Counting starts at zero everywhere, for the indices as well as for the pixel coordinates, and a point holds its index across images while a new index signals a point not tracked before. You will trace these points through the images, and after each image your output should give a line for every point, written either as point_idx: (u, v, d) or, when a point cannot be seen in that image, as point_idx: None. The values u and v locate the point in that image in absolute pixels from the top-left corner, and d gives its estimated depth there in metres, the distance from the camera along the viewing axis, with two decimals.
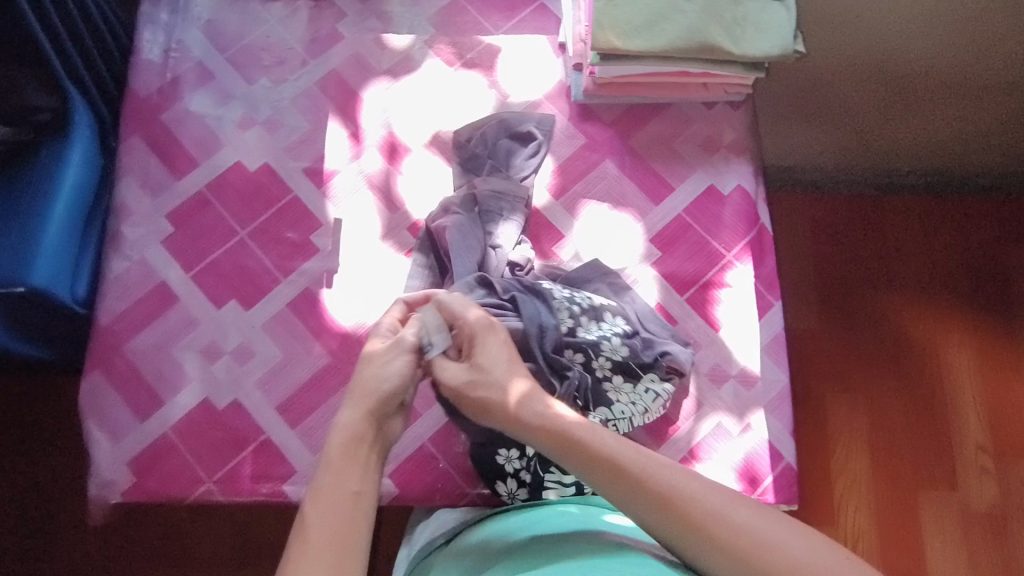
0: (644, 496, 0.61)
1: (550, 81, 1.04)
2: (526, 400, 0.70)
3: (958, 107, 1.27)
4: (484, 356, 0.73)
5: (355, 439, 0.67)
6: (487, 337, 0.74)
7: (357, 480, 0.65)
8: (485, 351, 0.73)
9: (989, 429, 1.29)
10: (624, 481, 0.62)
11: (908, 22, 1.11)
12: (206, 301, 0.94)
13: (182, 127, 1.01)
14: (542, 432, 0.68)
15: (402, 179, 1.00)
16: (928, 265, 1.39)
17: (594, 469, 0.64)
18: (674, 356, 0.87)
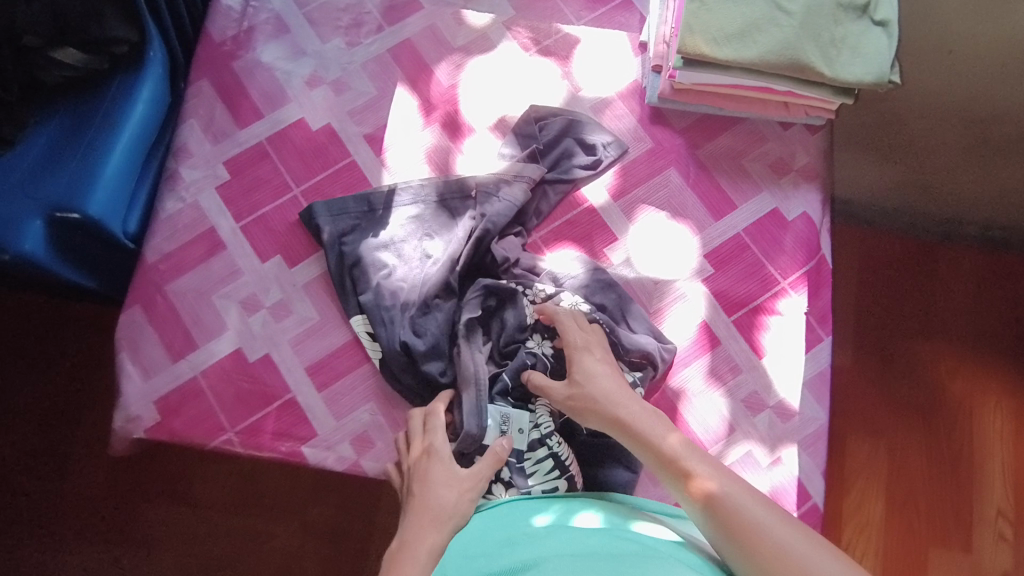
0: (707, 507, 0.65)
1: (625, 80, 1.01)
2: (618, 408, 0.75)
3: None
4: (582, 370, 0.79)
5: (423, 543, 0.71)
6: (583, 355, 0.80)
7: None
8: (585, 365, 0.79)
9: (1013, 496, 1.25)
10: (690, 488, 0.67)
11: None
12: (251, 253, 0.94)
13: (251, 77, 1.01)
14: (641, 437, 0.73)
15: (461, 158, 0.98)
16: (979, 320, 1.33)
17: (671, 471, 0.69)
18: (642, 347, 0.86)
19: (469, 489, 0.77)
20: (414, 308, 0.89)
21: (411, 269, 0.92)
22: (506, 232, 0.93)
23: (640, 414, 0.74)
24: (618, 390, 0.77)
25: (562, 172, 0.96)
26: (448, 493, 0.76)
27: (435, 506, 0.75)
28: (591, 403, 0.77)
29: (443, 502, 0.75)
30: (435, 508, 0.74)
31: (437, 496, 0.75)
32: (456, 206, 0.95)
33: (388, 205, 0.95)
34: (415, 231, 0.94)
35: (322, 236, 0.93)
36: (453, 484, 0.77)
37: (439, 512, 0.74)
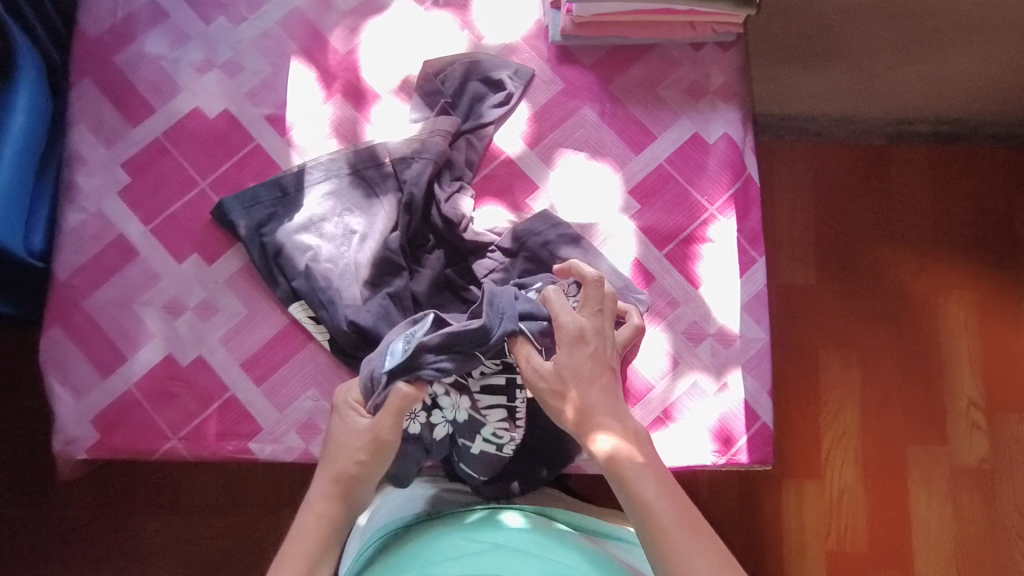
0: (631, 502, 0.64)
1: (528, 21, 0.97)
2: (596, 425, 0.68)
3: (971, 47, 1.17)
4: (571, 361, 0.71)
5: (321, 518, 0.68)
6: (576, 347, 0.71)
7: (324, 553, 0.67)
8: (577, 360, 0.71)
9: (981, 384, 1.26)
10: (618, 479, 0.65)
11: None
12: (166, 255, 0.91)
13: (136, 70, 0.96)
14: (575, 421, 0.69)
15: (369, 126, 0.94)
16: (930, 217, 1.33)
17: (630, 501, 0.64)
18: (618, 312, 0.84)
19: (376, 455, 0.70)
20: (356, 289, 0.87)
21: (336, 247, 0.89)
22: (448, 190, 0.90)
23: (615, 440, 0.67)
24: (602, 399, 0.70)
25: (475, 119, 0.93)
26: (352, 462, 0.70)
27: (337, 474, 0.70)
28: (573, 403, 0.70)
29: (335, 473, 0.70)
30: (336, 478, 0.69)
31: (336, 464, 0.70)
32: (372, 176, 0.91)
33: (300, 185, 0.91)
34: (335, 208, 0.90)
35: (238, 231, 0.89)
36: (359, 450, 0.70)
37: (340, 485, 0.69)
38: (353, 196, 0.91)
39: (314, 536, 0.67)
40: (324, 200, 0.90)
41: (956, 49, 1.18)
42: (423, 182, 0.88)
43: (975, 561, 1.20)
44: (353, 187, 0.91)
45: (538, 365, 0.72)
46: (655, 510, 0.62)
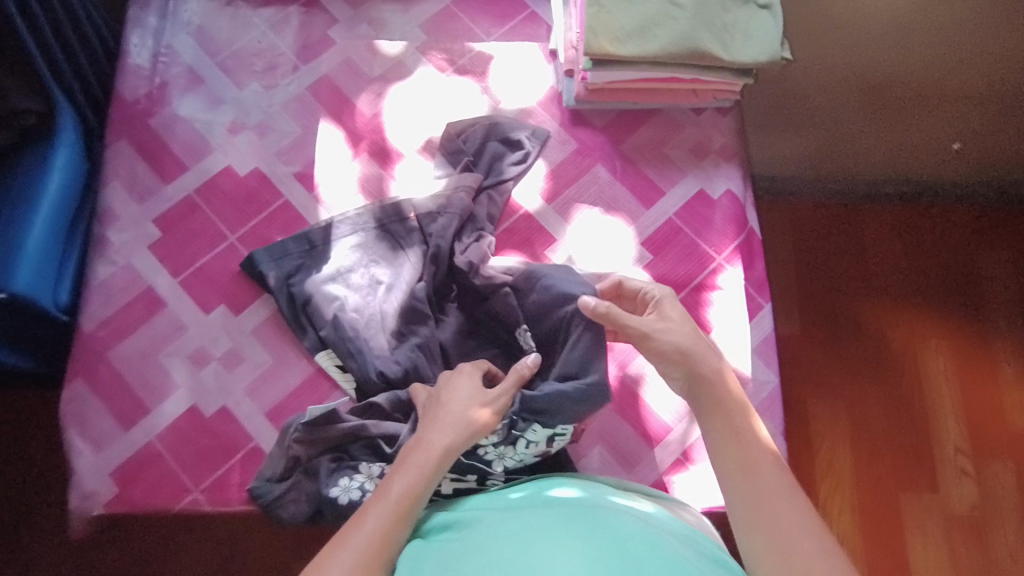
0: (734, 454, 0.65)
1: (542, 87, 1.05)
2: (706, 362, 0.71)
3: (932, 113, 1.31)
4: (668, 311, 0.76)
5: (429, 443, 0.67)
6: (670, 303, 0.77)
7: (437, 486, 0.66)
8: (670, 310, 0.76)
9: (966, 431, 1.31)
10: (726, 431, 0.66)
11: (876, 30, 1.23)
12: (193, 306, 0.93)
13: (170, 132, 1.00)
14: (683, 367, 0.71)
15: (395, 183, 0.99)
16: (907, 270, 1.41)
17: (731, 450, 0.65)
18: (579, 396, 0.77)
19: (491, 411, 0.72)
20: (382, 337, 0.90)
21: (362, 296, 0.92)
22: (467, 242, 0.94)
23: (737, 399, 0.68)
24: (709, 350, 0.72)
25: (496, 175, 0.98)
26: (466, 402, 0.71)
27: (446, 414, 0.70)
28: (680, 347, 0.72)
29: (446, 414, 0.70)
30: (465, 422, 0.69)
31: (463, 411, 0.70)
32: (397, 230, 0.95)
33: (328, 239, 0.95)
34: (361, 259, 0.94)
35: (268, 281, 0.92)
36: (464, 399, 0.72)
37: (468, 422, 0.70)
38: (379, 247, 0.94)
39: (419, 470, 0.65)
40: (352, 253, 0.94)
41: (915, 119, 1.33)
42: (444, 235, 0.92)
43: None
44: (380, 239, 0.95)
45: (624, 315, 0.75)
46: (758, 463, 0.63)
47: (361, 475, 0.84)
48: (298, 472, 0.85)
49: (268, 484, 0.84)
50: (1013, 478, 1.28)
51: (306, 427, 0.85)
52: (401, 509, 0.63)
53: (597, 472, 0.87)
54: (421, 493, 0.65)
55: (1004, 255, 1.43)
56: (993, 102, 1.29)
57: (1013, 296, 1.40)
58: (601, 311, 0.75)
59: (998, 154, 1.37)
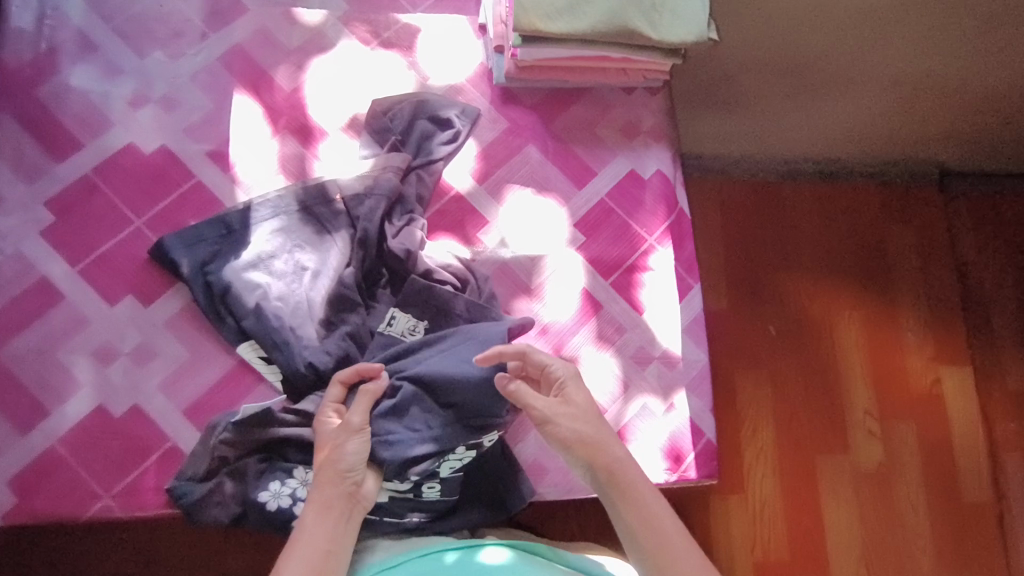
0: (642, 534, 0.71)
1: (472, 63, 1.02)
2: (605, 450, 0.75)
3: (847, 98, 1.33)
4: (573, 394, 0.77)
5: (322, 499, 0.72)
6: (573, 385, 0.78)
7: (327, 534, 0.70)
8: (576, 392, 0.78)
9: (873, 394, 1.39)
10: (630, 512, 0.72)
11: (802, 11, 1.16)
12: (96, 298, 0.85)
13: (61, 105, 0.91)
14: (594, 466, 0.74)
15: (318, 163, 0.94)
16: (822, 245, 1.48)
17: (635, 530, 0.71)
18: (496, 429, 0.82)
19: (343, 439, 0.74)
20: (308, 326, 0.85)
21: (287, 284, 0.86)
22: (396, 225, 0.90)
23: (630, 478, 0.74)
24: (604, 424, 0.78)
25: (425, 155, 0.95)
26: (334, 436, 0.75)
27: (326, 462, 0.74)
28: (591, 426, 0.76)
29: (328, 463, 0.73)
30: (322, 467, 0.73)
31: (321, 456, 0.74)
32: (323, 213, 0.90)
33: (246, 223, 0.88)
34: (284, 244, 0.88)
35: (181, 270, 0.85)
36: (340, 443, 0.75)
37: (331, 465, 0.73)
38: (304, 231, 0.89)
39: (317, 526, 0.70)
40: (275, 238, 0.88)
41: (831, 101, 1.34)
42: (372, 220, 0.89)
43: (883, 553, 1.31)
44: (303, 222, 0.89)
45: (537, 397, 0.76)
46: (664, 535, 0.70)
47: (293, 479, 0.80)
48: (223, 472, 0.81)
49: (190, 484, 0.80)
50: (914, 436, 1.37)
51: (235, 426, 0.81)
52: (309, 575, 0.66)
53: (533, 456, 0.87)
54: (327, 543, 0.69)
55: (910, 230, 1.51)
56: (907, 85, 1.30)
57: (917, 266, 1.49)
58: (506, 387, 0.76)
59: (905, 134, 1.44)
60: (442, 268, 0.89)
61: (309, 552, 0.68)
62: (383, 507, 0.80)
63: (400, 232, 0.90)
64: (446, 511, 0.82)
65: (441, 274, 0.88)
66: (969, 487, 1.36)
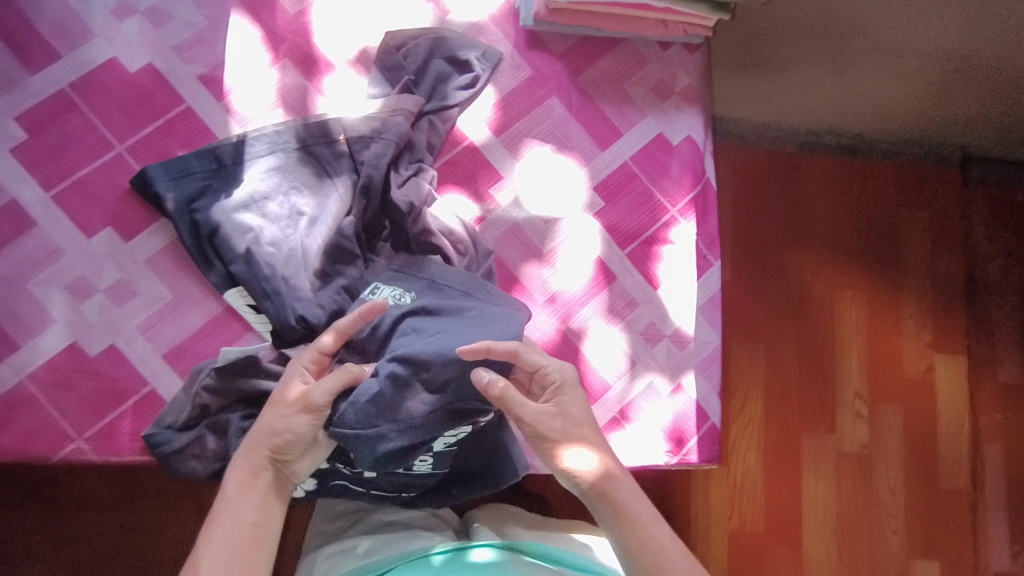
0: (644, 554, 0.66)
1: (497, 1, 0.92)
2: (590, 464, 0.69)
3: (881, 68, 1.25)
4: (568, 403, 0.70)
5: (250, 470, 0.66)
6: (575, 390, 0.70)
7: (252, 509, 0.64)
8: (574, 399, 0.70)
9: (867, 376, 1.36)
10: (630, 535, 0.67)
11: None
12: (72, 228, 0.78)
13: (38, 8, 0.81)
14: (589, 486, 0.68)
15: (321, 98, 0.86)
16: (837, 221, 1.40)
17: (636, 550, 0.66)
18: None
19: (292, 410, 0.65)
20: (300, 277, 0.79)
21: (281, 229, 0.79)
22: (402, 174, 0.83)
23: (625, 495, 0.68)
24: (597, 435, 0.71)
25: (439, 100, 0.87)
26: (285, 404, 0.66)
27: (265, 433, 0.66)
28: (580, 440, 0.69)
29: (268, 434, 0.66)
30: (260, 436, 0.66)
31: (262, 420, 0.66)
32: (324, 154, 0.82)
33: (239, 158, 0.81)
34: (280, 185, 0.81)
35: (165, 205, 0.78)
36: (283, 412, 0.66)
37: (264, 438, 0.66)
38: (303, 173, 0.82)
39: (243, 503, 0.64)
40: (271, 178, 0.81)
41: (865, 71, 1.26)
42: (377, 166, 0.81)
43: (857, 531, 1.31)
44: (303, 162, 0.82)
45: (526, 409, 0.68)
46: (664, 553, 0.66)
47: None
48: (203, 425, 0.76)
49: (169, 433, 0.75)
50: (901, 420, 1.35)
51: (219, 373, 0.76)
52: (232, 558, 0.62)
53: None
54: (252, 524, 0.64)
55: (924, 213, 1.42)
56: (951, 58, 1.22)
57: (930, 254, 1.42)
58: (490, 390, 0.66)
59: (938, 113, 1.36)
60: (444, 232, 0.82)
61: (232, 532, 0.63)
62: (370, 481, 0.77)
63: (406, 183, 0.83)
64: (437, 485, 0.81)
65: (440, 240, 0.81)
66: (949, 474, 1.35)
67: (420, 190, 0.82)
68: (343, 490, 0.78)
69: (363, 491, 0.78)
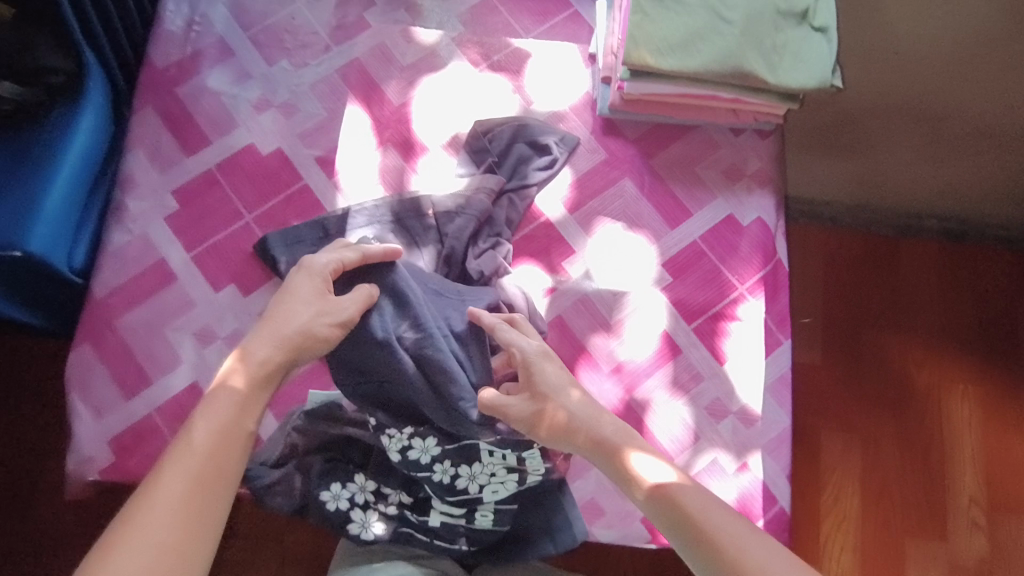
0: (678, 520, 0.64)
1: (576, 92, 1.02)
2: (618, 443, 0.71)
3: (982, 154, 1.18)
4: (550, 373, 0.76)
5: (264, 358, 0.69)
6: (546, 361, 0.77)
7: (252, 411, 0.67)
8: (545, 369, 0.76)
9: (983, 481, 1.24)
10: (664, 508, 0.66)
11: (948, 57, 1.03)
12: (204, 284, 0.92)
13: (197, 104, 0.99)
14: (618, 470, 0.70)
15: (416, 177, 0.97)
16: (940, 309, 1.33)
17: (673, 519, 0.65)
18: None
19: (314, 313, 0.73)
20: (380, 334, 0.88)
21: None
22: (479, 245, 0.92)
23: (650, 466, 0.69)
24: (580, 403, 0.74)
25: (519, 179, 0.96)
26: (305, 306, 0.73)
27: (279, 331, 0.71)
28: (591, 436, 0.72)
29: (282, 333, 0.71)
30: (274, 334, 0.71)
31: (278, 320, 0.72)
32: (413, 226, 0.93)
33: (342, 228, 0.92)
34: None
35: (279, 267, 0.91)
36: (300, 311, 0.72)
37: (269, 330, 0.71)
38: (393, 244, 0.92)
39: (248, 399, 0.67)
40: None
41: (965, 157, 1.19)
42: (458, 239, 0.91)
43: None
44: (394, 236, 0.92)
45: (513, 401, 0.75)
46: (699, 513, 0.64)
47: (355, 483, 0.82)
48: (291, 463, 0.84)
49: (262, 468, 0.84)
50: None
51: (308, 415, 0.85)
52: (220, 438, 0.63)
53: (591, 495, 0.85)
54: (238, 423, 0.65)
55: None
56: None
57: None
58: (490, 406, 0.75)
59: None
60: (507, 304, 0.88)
61: (229, 422, 0.65)
62: (434, 530, 0.81)
63: (482, 255, 0.91)
64: (498, 546, 0.84)
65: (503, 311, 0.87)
66: None
67: (492, 262, 0.90)
68: (408, 537, 0.80)
69: (428, 541, 0.81)
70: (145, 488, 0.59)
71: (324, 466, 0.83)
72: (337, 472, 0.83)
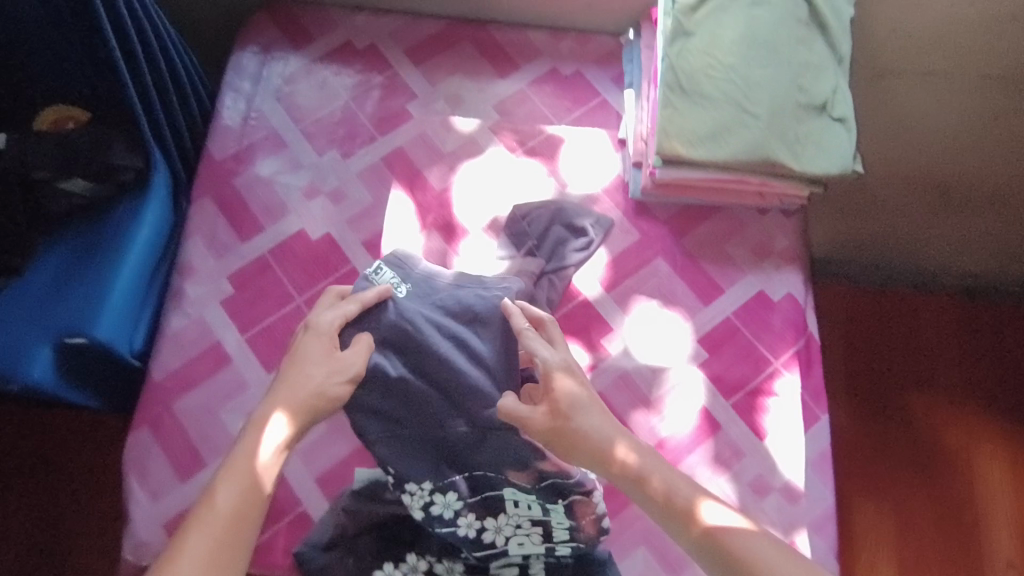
0: None
1: (608, 176, 1.07)
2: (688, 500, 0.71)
3: (990, 215, 1.26)
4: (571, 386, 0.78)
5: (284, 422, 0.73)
6: (563, 373, 0.79)
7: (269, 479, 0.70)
8: (567, 385, 0.78)
9: (1018, 544, 1.23)
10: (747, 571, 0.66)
11: (956, 128, 1.13)
12: (257, 365, 0.96)
13: (252, 192, 1.05)
14: (690, 526, 0.69)
15: (458, 258, 1.02)
16: (962, 365, 1.36)
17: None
18: (579, 498, 0.84)
19: (322, 368, 0.77)
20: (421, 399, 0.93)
21: None
22: None
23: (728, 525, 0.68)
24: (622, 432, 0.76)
25: (557, 261, 1.00)
26: (314, 363, 0.77)
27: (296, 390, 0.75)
28: (663, 491, 0.72)
29: (301, 391, 0.75)
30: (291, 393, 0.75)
31: (292, 382, 0.76)
32: None
33: None
34: None
35: None
36: (310, 369, 0.77)
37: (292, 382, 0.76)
38: None
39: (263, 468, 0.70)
40: None
41: (974, 218, 1.27)
42: None
43: None
44: None
45: (531, 411, 0.77)
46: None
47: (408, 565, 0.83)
48: (342, 545, 0.85)
49: (315, 550, 0.85)
50: None
51: (356, 494, 0.87)
52: (240, 506, 0.67)
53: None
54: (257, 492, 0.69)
55: None
56: None
57: None
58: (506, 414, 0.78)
59: None
60: None
61: (246, 491, 0.68)
62: None
63: None
64: None
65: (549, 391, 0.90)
66: None
67: None
68: None
69: None
70: (170, 554, 0.63)
71: (377, 547, 0.84)
72: (389, 553, 0.84)
